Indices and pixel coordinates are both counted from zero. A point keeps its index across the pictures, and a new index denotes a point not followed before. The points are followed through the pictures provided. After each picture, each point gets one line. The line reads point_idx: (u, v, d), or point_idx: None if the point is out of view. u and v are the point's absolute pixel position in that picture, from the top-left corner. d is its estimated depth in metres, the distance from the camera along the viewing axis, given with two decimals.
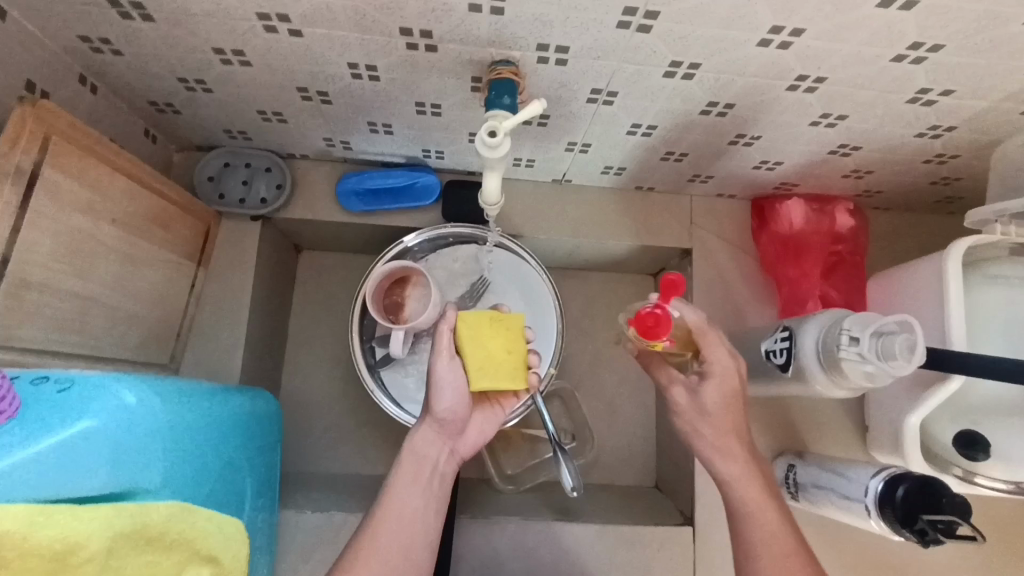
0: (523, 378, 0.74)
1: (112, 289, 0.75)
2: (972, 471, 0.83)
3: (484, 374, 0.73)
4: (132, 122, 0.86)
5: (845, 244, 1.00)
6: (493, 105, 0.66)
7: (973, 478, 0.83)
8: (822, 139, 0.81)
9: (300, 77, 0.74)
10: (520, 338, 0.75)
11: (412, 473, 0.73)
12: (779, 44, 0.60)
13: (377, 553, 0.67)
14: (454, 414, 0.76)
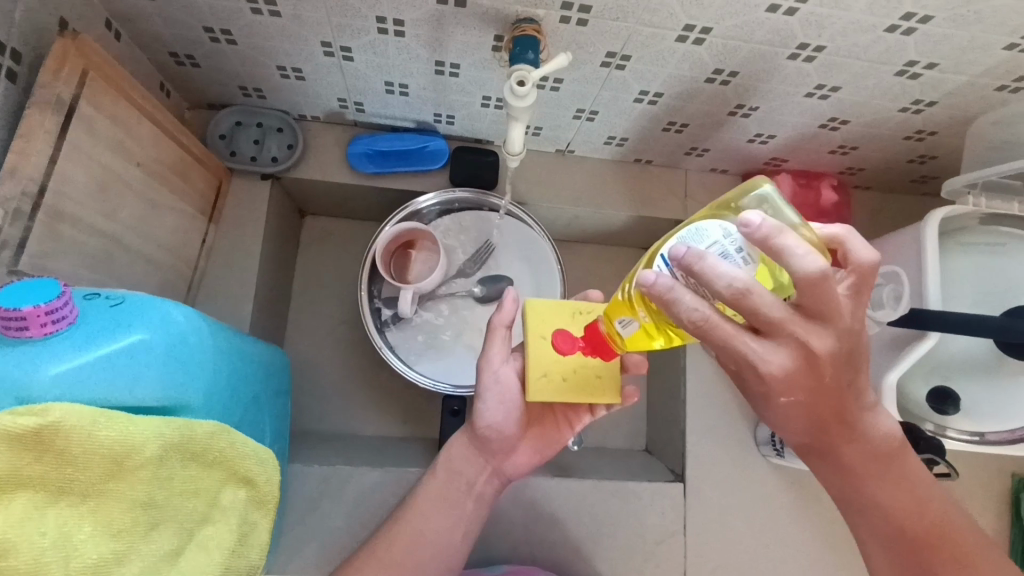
0: (598, 393, 0.71)
1: (135, 232, 0.76)
2: (943, 425, 0.90)
3: (548, 387, 0.71)
4: (150, 74, 0.87)
5: (828, 217, 1.06)
6: (517, 60, 0.70)
7: (944, 432, 0.90)
8: (814, 111, 0.86)
9: (327, 31, 0.77)
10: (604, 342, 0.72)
11: (444, 492, 0.80)
12: (786, 10, 0.66)
13: (406, 534, 0.77)
14: (499, 432, 0.79)
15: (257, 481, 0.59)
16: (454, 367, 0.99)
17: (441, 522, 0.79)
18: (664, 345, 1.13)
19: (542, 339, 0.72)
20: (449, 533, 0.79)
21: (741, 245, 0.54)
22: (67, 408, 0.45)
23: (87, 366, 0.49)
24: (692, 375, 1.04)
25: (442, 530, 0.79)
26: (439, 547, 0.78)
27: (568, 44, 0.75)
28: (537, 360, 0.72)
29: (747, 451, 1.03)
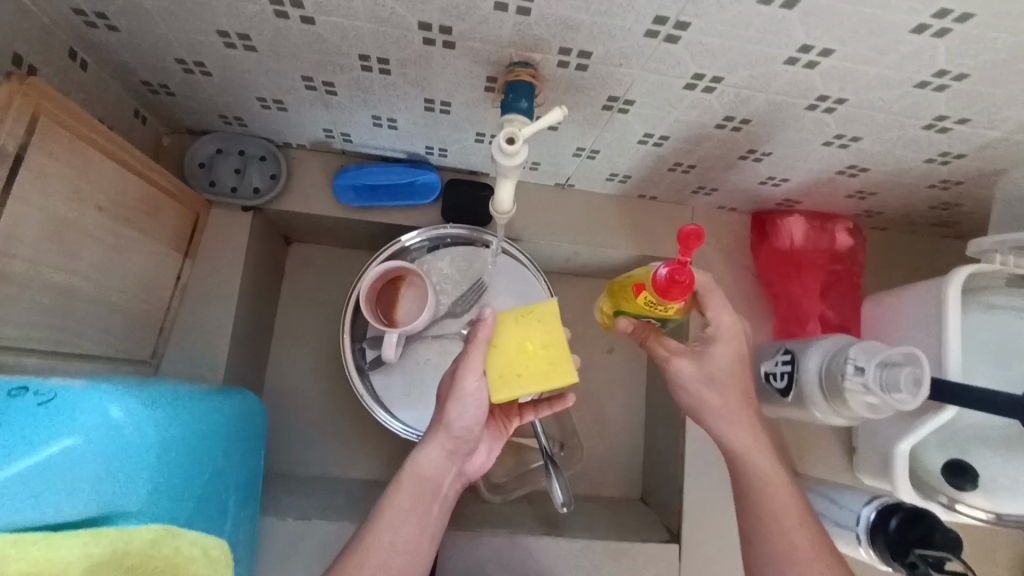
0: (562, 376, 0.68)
1: (96, 280, 0.71)
2: (956, 499, 0.84)
3: (512, 382, 0.69)
4: (123, 102, 0.82)
5: (843, 264, 1.00)
6: (510, 108, 0.64)
7: (955, 506, 0.84)
8: (832, 159, 0.80)
9: (307, 66, 0.71)
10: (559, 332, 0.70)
11: (414, 498, 0.74)
12: (806, 63, 0.59)
13: (380, 544, 0.70)
14: (467, 431, 0.77)
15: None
16: None
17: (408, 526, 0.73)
18: (664, 391, 1.08)
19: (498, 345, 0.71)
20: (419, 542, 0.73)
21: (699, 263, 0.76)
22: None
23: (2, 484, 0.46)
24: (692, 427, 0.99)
25: (415, 549, 0.72)
26: (410, 557, 0.72)
27: (566, 88, 0.69)
28: (494, 363, 0.70)
29: None
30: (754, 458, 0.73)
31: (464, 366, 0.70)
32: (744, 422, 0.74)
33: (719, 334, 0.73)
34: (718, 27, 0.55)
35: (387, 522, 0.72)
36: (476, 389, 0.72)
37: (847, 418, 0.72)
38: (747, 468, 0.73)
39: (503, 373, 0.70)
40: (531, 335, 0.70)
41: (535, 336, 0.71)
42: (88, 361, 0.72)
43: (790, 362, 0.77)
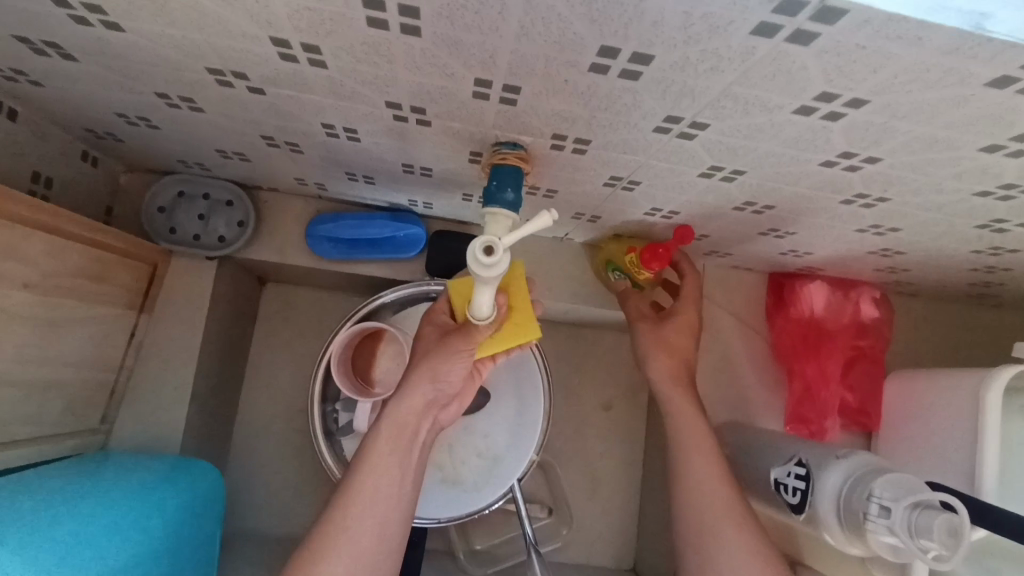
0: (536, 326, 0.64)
1: (24, 362, 0.63)
2: None
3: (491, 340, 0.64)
4: (67, 146, 0.73)
5: (867, 338, 0.90)
6: (492, 199, 0.54)
7: None
8: (864, 242, 0.70)
9: (265, 128, 0.62)
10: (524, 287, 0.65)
11: (395, 447, 0.67)
12: (845, 167, 0.50)
13: (348, 536, 0.64)
14: (451, 384, 0.69)
15: None
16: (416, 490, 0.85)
17: (370, 526, 0.65)
18: (662, 459, 1.00)
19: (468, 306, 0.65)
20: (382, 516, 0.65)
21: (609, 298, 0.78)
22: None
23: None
24: None
25: (370, 533, 0.65)
26: (374, 539, 0.64)
27: (562, 167, 0.59)
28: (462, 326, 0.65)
29: None
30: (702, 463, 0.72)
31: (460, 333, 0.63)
32: (702, 442, 0.73)
33: (666, 335, 0.80)
34: (742, 130, 0.46)
35: (343, 540, 0.63)
36: (464, 357, 0.65)
37: (864, 552, 0.63)
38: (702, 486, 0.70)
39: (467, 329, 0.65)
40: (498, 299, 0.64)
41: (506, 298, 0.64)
42: (18, 448, 0.65)
43: (804, 476, 0.67)
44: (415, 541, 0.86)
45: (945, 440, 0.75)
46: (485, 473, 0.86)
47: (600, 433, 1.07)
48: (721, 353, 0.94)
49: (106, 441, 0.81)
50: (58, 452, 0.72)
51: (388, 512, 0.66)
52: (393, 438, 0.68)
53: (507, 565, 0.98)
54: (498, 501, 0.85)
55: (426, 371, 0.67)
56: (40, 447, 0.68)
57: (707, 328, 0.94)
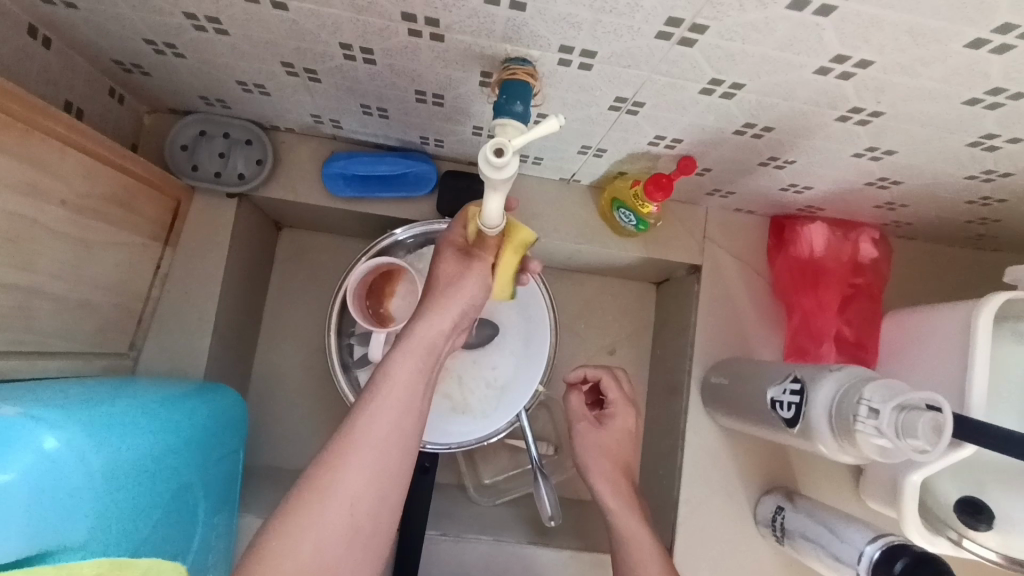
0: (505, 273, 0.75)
1: (59, 276, 0.67)
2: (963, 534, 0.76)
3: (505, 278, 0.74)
4: (94, 80, 0.77)
5: (865, 276, 0.92)
6: (502, 111, 0.57)
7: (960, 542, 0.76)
8: (861, 170, 0.73)
9: (286, 53, 0.65)
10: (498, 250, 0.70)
11: (424, 362, 0.63)
12: (839, 73, 0.52)
13: (367, 448, 0.57)
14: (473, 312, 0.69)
15: None
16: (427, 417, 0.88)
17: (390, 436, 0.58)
18: (665, 398, 1.03)
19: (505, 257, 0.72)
20: (404, 424, 0.59)
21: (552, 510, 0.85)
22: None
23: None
24: (693, 441, 0.94)
25: (391, 453, 0.58)
26: (395, 452, 0.58)
27: (568, 86, 0.62)
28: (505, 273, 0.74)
29: (745, 526, 0.93)
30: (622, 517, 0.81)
31: (462, 285, 0.67)
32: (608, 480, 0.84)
33: (606, 437, 0.87)
34: (739, 31, 0.48)
35: (364, 448, 0.56)
36: (472, 299, 0.68)
37: (857, 457, 0.66)
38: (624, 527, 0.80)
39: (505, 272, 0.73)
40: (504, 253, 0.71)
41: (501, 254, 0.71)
42: (52, 359, 0.69)
43: (797, 392, 0.70)
44: (426, 466, 0.89)
45: (939, 364, 0.78)
46: (493, 403, 0.90)
47: None
48: (724, 293, 0.96)
49: (134, 368, 0.85)
50: (90, 370, 0.76)
51: (410, 426, 0.60)
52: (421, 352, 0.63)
53: (515, 498, 1.02)
54: (505, 428, 0.89)
55: (451, 299, 0.66)
56: (73, 361, 0.72)
57: (710, 269, 0.96)
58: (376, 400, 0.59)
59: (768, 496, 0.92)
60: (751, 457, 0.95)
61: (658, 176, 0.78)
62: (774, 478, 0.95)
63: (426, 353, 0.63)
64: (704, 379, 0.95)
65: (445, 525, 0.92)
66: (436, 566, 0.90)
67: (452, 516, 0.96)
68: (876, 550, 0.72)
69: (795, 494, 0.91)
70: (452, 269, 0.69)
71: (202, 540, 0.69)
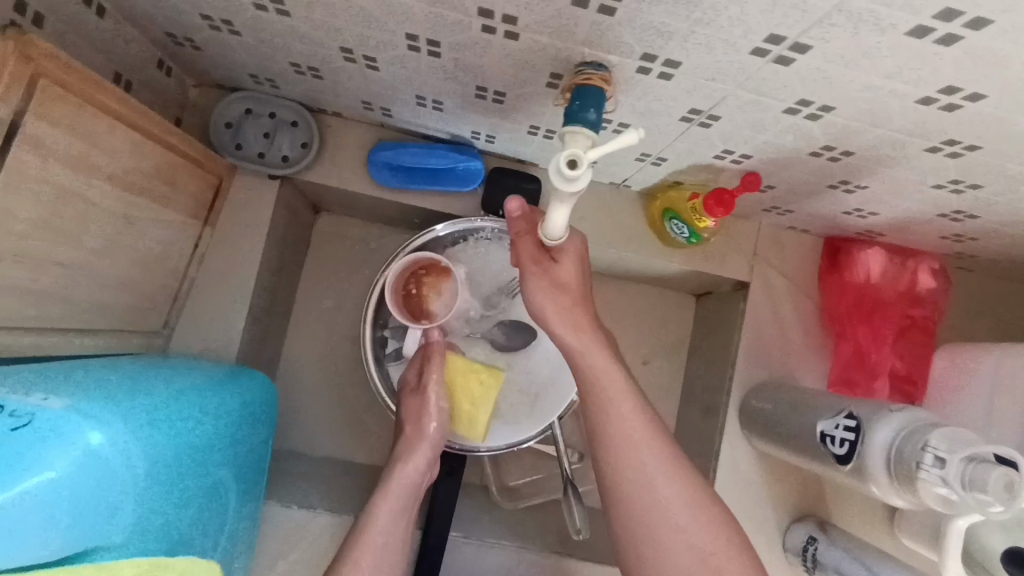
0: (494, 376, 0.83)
1: (101, 255, 0.65)
2: None
3: (483, 399, 0.83)
4: (145, 51, 0.75)
5: (921, 308, 0.88)
6: (574, 117, 0.54)
7: None
8: (938, 202, 0.69)
9: (346, 38, 0.62)
10: (488, 392, 0.83)
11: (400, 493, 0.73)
12: (944, 105, 0.48)
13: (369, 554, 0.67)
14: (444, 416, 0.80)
15: None
16: None
17: (393, 540, 0.69)
18: (698, 415, 1.00)
19: (471, 374, 0.83)
20: (395, 542, 0.69)
21: (579, 525, 0.84)
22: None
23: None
24: (726, 463, 0.91)
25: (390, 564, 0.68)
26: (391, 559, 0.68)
27: (642, 95, 0.58)
28: (472, 400, 0.83)
29: (772, 554, 0.91)
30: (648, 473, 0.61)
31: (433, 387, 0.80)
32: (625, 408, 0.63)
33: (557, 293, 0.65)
34: (846, 55, 0.45)
35: (365, 557, 0.66)
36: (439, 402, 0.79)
37: (909, 503, 0.63)
38: (643, 473, 0.61)
39: (474, 394, 0.83)
40: (471, 381, 0.83)
41: (475, 386, 0.83)
42: (88, 336, 0.68)
43: (852, 429, 0.67)
44: (452, 467, 0.88)
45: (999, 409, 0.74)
46: (524, 409, 0.88)
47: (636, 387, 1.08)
48: (770, 314, 0.93)
49: (166, 346, 0.84)
50: (123, 348, 0.75)
51: (397, 543, 0.70)
52: (395, 495, 0.72)
53: (537, 503, 1.00)
54: (535, 437, 0.86)
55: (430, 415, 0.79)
56: (108, 339, 0.71)
57: (758, 287, 0.93)
58: (367, 531, 0.68)
59: (799, 525, 0.90)
60: (785, 483, 0.92)
61: (719, 191, 0.74)
62: (806, 508, 0.92)
63: (424, 453, 0.77)
64: (743, 401, 0.92)
65: (467, 527, 0.91)
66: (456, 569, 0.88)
67: (474, 517, 0.95)
68: None
69: (828, 525, 0.88)
70: (416, 403, 0.80)
71: (232, 527, 0.68)
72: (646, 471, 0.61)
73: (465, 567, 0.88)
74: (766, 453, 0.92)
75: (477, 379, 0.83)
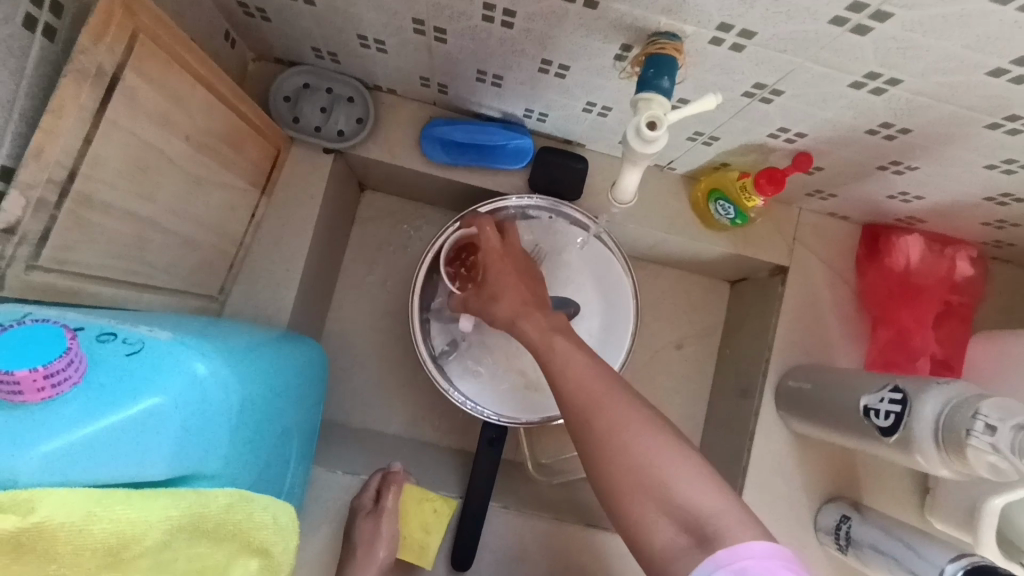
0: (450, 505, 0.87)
1: (173, 213, 0.67)
2: None
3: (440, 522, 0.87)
4: (215, 21, 0.77)
5: (959, 294, 0.90)
6: (647, 84, 0.56)
7: None
8: (988, 183, 0.70)
9: (422, 8, 0.64)
10: (442, 521, 0.87)
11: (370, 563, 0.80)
12: (1014, 77, 0.50)
13: None
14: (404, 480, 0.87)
15: (273, 551, 0.49)
16: (498, 392, 0.89)
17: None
18: (732, 398, 1.02)
19: (430, 511, 0.87)
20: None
21: None
22: (57, 502, 0.36)
23: (66, 449, 0.38)
24: (761, 443, 0.93)
25: None
26: None
27: (711, 68, 0.60)
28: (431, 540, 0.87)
29: (804, 534, 0.92)
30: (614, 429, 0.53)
31: (394, 476, 0.85)
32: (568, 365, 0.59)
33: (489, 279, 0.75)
34: (926, 23, 0.47)
35: None
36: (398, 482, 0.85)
37: (955, 472, 0.66)
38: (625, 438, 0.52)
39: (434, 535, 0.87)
40: (425, 516, 0.87)
41: (431, 520, 0.87)
42: (156, 294, 0.70)
43: (899, 401, 0.69)
44: (494, 438, 0.89)
45: None
46: None
47: (668, 370, 1.10)
48: (809, 298, 0.94)
49: (220, 312, 0.85)
50: (184, 309, 0.77)
51: None
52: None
53: (572, 482, 1.01)
54: None
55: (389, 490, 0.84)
56: (172, 298, 0.73)
57: (797, 272, 0.94)
58: None
59: (833, 506, 0.91)
60: (818, 464, 0.94)
61: (770, 169, 0.76)
62: (838, 490, 0.93)
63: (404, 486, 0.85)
64: (779, 383, 0.93)
65: (506, 500, 0.92)
66: (494, 539, 0.90)
67: (511, 491, 0.96)
68: (959, 569, 0.70)
69: (861, 507, 0.90)
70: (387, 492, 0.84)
71: (292, 486, 0.70)
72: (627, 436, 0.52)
73: (503, 538, 0.90)
74: (801, 434, 0.93)
75: (434, 522, 0.87)
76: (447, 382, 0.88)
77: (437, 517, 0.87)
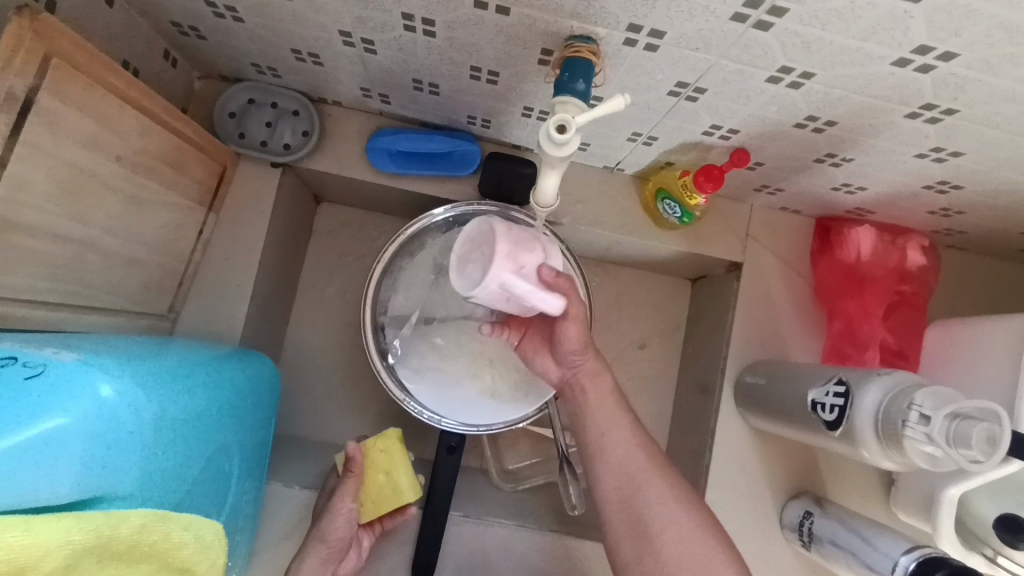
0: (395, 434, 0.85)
1: (112, 233, 0.67)
2: (998, 551, 0.72)
3: (395, 461, 0.85)
4: (152, 41, 0.77)
5: (911, 284, 0.90)
6: (563, 88, 0.56)
7: (996, 559, 0.72)
8: (921, 172, 0.71)
9: (346, 21, 0.65)
10: (398, 454, 0.85)
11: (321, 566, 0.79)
12: (918, 66, 0.51)
13: None
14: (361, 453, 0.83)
15: (196, 570, 0.48)
16: (456, 400, 0.88)
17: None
18: (695, 396, 1.01)
19: (382, 453, 0.85)
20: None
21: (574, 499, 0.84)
22: None
23: None
24: (722, 441, 0.92)
25: None
26: None
27: (630, 68, 0.61)
28: (398, 480, 0.85)
29: (769, 531, 0.92)
30: (653, 500, 0.69)
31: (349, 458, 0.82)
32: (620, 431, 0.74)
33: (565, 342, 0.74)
34: (821, 17, 0.47)
35: None
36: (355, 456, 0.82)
37: (899, 465, 0.65)
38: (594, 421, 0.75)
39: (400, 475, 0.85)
40: (379, 463, 0.85)
41: (386, 463, 0.85)
42: (98, 314, 0.69)
43: (842, 394, 0.69)
44: (453, 446, 0.89)
45: (988, 376, 0.75)
46: (521, 387, 0.89)
47: (632, 371, 1.09)
48: (764, 293, 0.95)
49: (171, 330, 0.85)
50: (131, 328, 0.76)
51: None
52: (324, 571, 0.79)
53: (537, 486, 1.01)
54: (534, 414, 0.88)
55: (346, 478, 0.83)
56: (116, 319, 0.73)
57: (750, 267, 0.95)
58: None
59: (796, 501, 0.91)
60: (780, 459, 0.93)
61: (708, 167, 0.76)
62: (802, 484, 0.93)
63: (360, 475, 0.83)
64: (738, 379, 0.93)
65: (468, 508, 0.92)
66: (456, 548, 0.89)
67: (475, 498, 0.96)
68: (912, 561, 0.69)
69: (823, 500, 0.89)
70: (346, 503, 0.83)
71: (234, 502, 0.70)
72: (603, 422, 0.75)
73: (467, 545, 0.90)
74: (761, 430, 0.93)
75: (391, 461, 0.85)
76: (403, 390, 0.88)
77: (389, 452, 0.85)
